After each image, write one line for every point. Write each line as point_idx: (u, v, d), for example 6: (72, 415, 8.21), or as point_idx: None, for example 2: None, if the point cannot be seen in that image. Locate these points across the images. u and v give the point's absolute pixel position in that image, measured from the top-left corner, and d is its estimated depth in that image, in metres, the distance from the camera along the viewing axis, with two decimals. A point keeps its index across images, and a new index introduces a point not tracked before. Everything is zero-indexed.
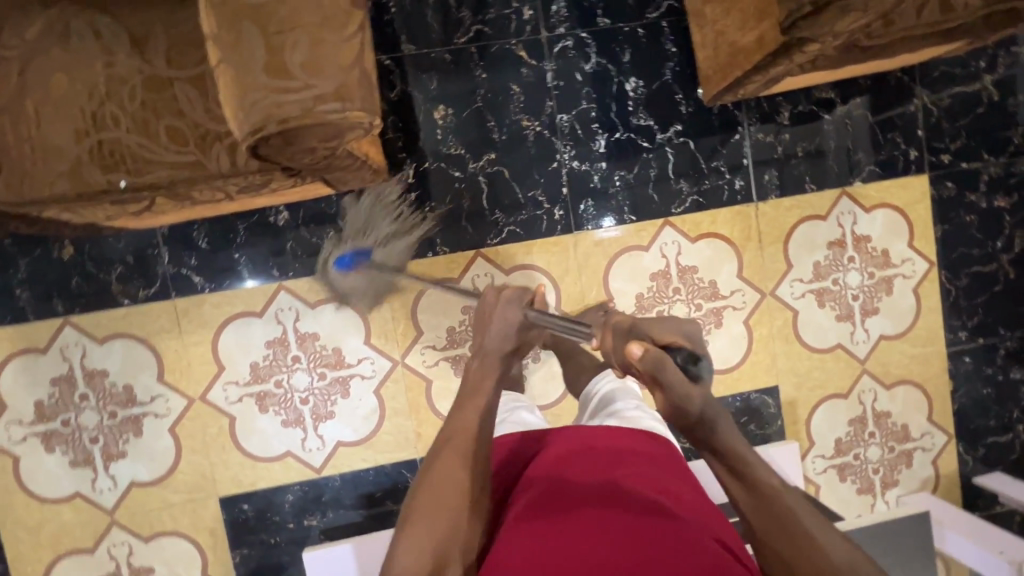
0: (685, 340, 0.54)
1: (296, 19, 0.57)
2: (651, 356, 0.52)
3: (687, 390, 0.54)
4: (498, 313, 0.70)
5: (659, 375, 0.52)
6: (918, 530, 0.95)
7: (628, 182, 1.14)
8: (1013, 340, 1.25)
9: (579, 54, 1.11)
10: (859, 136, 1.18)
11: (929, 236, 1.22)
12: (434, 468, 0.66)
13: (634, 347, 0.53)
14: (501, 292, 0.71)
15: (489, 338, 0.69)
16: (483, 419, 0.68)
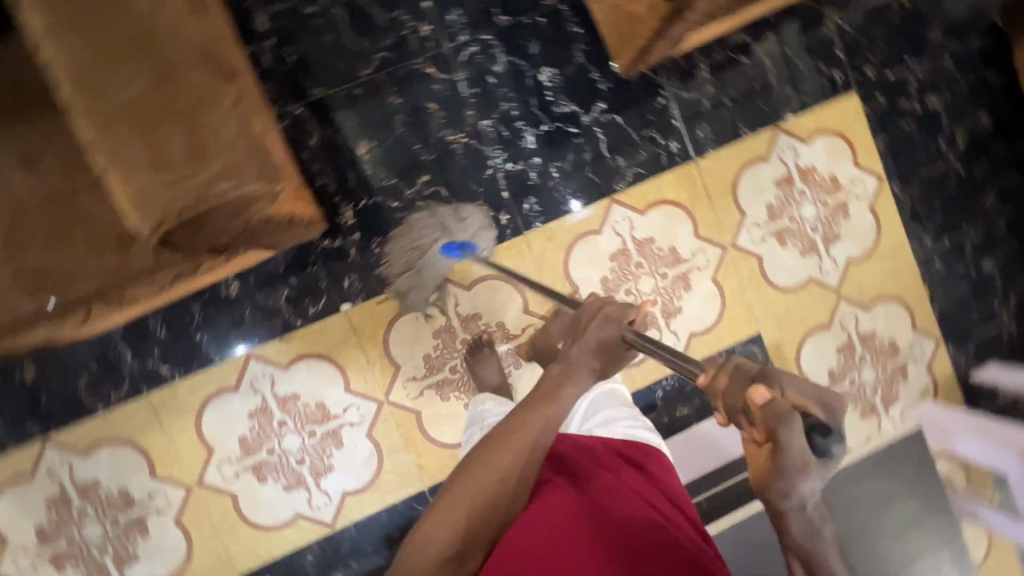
0: (815, 406, 0.53)
1: (167, 110, 0.63)
2: (777, 411, 0.52)
3: (805, 461, 0.53)
4: (598, 324, 0.69)
5: (781, 431, 0.51)
6: None
7: (567, 171, 1.13)
8: (978, 232, 1.25)
9: (486, 57, 1.10)
10: (781, 71, 1.18)
11: (873, 152, 1.22)
12: (483, 463, 0.64)
13: (762, 392, 0.53)
14: (603, 307, 0.70)
15: (584, 344, 0.68)
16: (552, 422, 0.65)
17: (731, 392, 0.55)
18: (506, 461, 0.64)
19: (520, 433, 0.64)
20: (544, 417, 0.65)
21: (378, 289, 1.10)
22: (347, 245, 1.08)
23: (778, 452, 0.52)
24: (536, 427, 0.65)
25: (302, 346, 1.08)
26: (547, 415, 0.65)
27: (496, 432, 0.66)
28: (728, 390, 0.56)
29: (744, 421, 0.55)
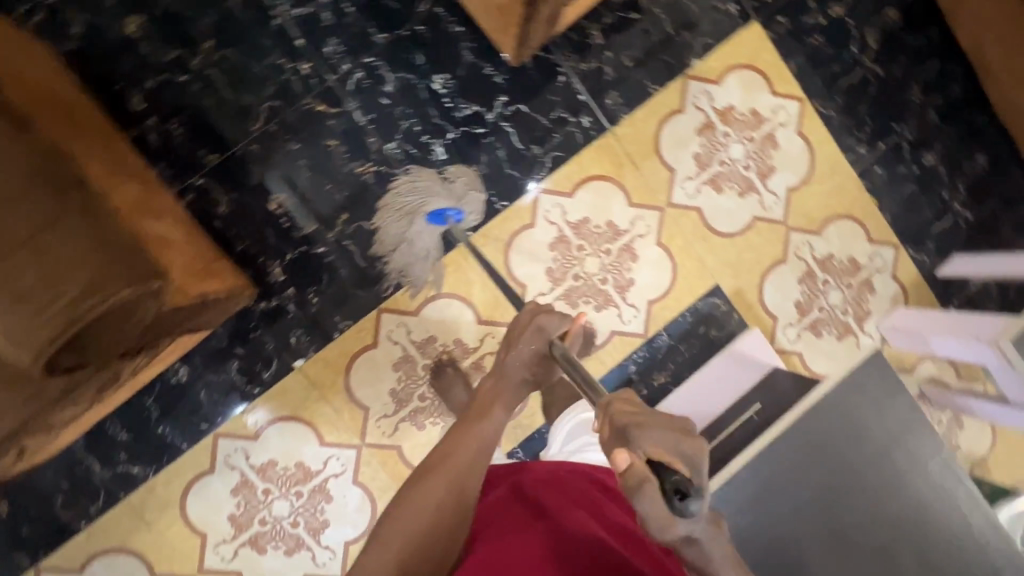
0: (677, 466, 0.55)
1: (12, 249, 0.62)
2: (633, 474, 0.55)
3: (671, 525, 0.54)
4: (527, 333, 0.80)
5: (634, 499, 0.54)
6: (877, 376, 0.87)
7: (484, 173, 1.11)
8: (911, 129, 1.23)
9: (374, 80, 1.07)
10: (675, 18, 1.15)
11: (787, 76, 1.19)
12: (418, 493, 0.69)
13: (620, 457, 0.57)
14: (536, 316, 0.81)
15: (517, 352, 0.80)
16: (482, 438, 0.74)
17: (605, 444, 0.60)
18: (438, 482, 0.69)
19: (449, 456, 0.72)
20: (473, 435, 0.74)
21: (327, 337, 1.08)
22: (284, 302, 1.06)
23: (643, 519, 0.55)
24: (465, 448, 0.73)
25: (266, 413, 1.07)
26: (477, 434, 0.75)
27: (431, 460, 0.73)
28: (606, 442, 0.61)
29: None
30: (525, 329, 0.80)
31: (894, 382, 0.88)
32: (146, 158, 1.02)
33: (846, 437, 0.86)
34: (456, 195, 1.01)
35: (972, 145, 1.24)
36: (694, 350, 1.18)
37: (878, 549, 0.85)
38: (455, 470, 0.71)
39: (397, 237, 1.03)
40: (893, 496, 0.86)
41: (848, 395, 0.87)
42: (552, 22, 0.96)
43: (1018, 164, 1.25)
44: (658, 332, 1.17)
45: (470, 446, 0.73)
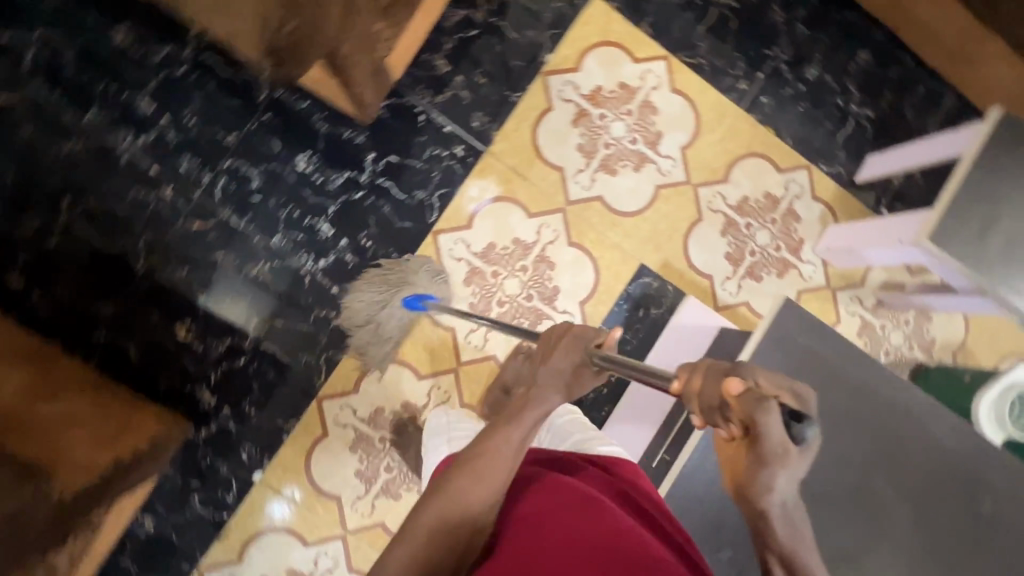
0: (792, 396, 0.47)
1: None
2: (753, 404, 0.45)
3: (783, 453, 0.46)
4: (565, 349, 0.66)
5: (759, 422, 0.45)
6: (796, 321, 0.82)
7: (378, 233, 1.09)
8: (784, 49, 1.21)
9: (239, 181, 1.06)
10: (514, 20, 1.12)
11: (644, 39, 1.16)
12: (449, 491, 0.61)
13: (734, 381, 0.46)
14: (569, 330, 0.67)
15: (552, 362, 0.66)
16: (518, 443, 0.64)
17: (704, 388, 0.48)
18: (470, 486, 0.61)
19: (482, 455, 0.63)
20: (505, 442, 0.64)
21: (277, 442, 1.07)
22: (224, 423, 1.06)
23: (760, 442, 0.46)
24: (499, 451, 0.63)
25: (242, 533, 1.07)
26: (507, 439, 0.64)
27: (463, 455, 0.64)
28: (697, 394, 0.49)
29: (718, 419, 0.48)
30: (561, 344, 0.66)
31: (811, 322, 0.82)
32: (40, 331, 1.01)
33: (815, 398, 0.81)
34: (429, 281, 1.07)
35: (849, 45, 1.22)
36: (641, 335, 1.16)
37: (846, 497, 0.82)
38: (490, 470, 0.62)
39: (366, 314, 1.06)
40: (847, 444, 0.82)
41: (786, 348, 0.81)
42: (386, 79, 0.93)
43: (900, 48, 1.23)
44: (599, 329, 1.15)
45: (500, 456, 0.63)
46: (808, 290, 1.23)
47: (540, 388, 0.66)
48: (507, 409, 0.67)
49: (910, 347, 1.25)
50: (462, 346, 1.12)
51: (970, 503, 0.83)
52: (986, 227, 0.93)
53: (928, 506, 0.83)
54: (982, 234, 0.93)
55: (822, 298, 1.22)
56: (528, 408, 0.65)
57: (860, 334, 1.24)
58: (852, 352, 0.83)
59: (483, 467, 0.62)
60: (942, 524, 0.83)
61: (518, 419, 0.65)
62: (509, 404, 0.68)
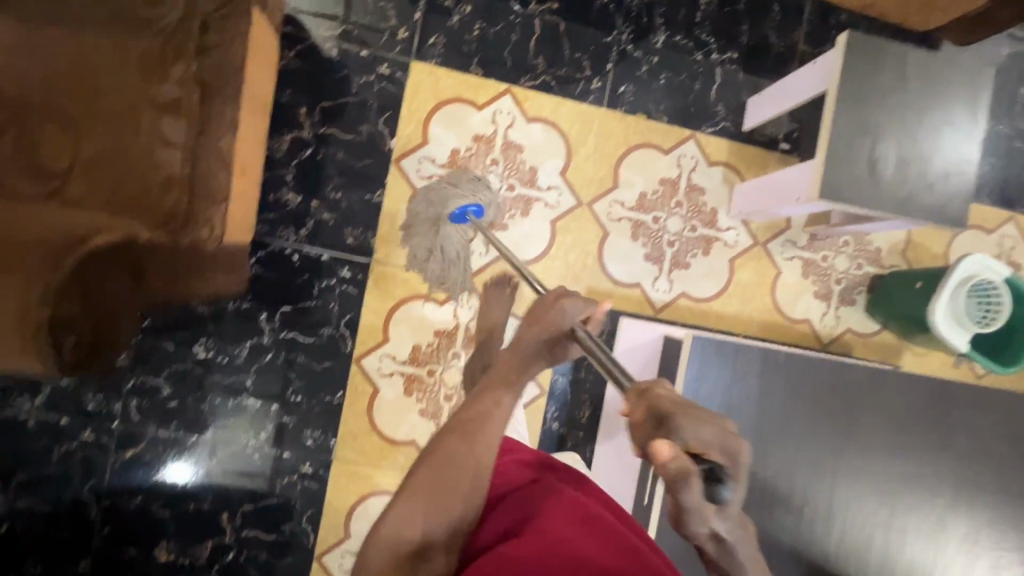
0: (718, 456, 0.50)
1: None
2: (674, 469, 0.48)
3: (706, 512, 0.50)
4: (550, 315, 0.76)
5: (676, 489, 0.48)
6: (712, 352, 0.80)
7: (303, 384, 1.07)
8: (624, 28, 1.13)
9: (150, 393, 1.04)
10: (344, 121, 1.06)
11: (479, 83, 1.10)
12: (443, 456, 0.61)
13: (663, 445, 0.48)
14: (559, 299, 0.77)
15: (535, 326, 0.76)
16: (506, 405, 0.68)
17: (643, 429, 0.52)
18: (470, 448, 0.62)
19: (479, 419, 0.66)
20: (500, 404, 0.68)
21: None
22: None
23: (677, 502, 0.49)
24: (493, 409, 0.67)
25: None
26: (502, 401, 0.68)
27: (455, 421, 0.66)
28: (637, 429, 0.53)
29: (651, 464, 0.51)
30: (547, 320, 0.76)
31: (726, 348, 0.80)
32: None
33: (775, 417, 0.80)
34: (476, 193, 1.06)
35: None
36: (593, 368, 1.15)
37: (817, 492, 0.81)
38: (486, 437, 0.64)
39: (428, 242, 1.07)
40: (801, 441, 0.81)
41: (726, 373, 0.80)
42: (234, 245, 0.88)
43: None
44: (552, 379, 1.14)
45: (495, 418, 0.66)
46: (739, 254, 1.19)
47: (527, 348, 0.74)
48: (495, 368, 0.73)
49: (858, 266, 1.22)
50: None
51: (931, 446, 0.84)
52: (874, 158, 0.89)
53: (896, 466, 0.83)
54: (873, 166, 0.89)
55: (755, 256, 1.19)
56: (518, 376, 0.72)
57: (805, 275, 1.21)
58: (778, 355, 0.81)
59: (478, 435, 0.63)
60: (912, 478, 0.83)
61: (505, 382, 0.71)
62: (494, 367, 0.74)
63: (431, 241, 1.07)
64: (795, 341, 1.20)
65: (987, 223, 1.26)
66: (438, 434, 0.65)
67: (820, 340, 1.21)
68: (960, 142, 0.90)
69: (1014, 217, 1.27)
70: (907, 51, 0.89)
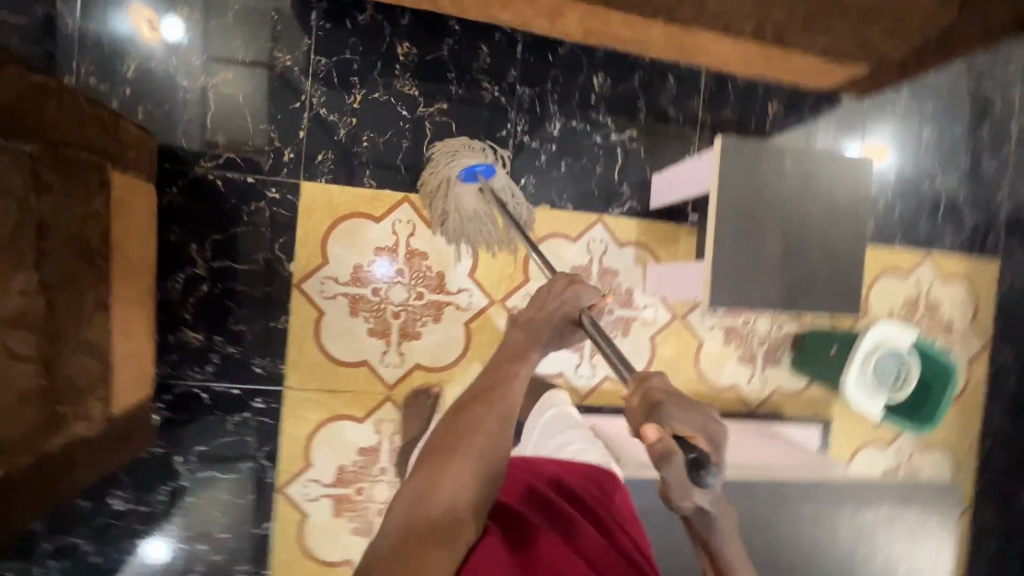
0: (707, 445, 0.46)
1: None
2: (658, 443, 0.45)
3: (689, 489, 0.45)
4: (558, 301, 0.77)
5: (663, 469, 0.44)
6: None
7: (229, 520, 1.06)
8: (517, 119, 1.12)
9: (67, 553, 1.01)
10: (241, 252, 1.04)
11: (374, 194, 1.08)
12: (466, 421, 0.64)
13: (650, 430, 0.46)
14: (569, 283, 0.78)
15: (548, 308, 0.77)
16: (520, 380, 0.71)
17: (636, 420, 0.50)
18: (490, 415, 0.65)
19: (501, 389, 0.69)
20: (518, 374, 0.71)
21: None
22: None
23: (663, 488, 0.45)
24: (508, 384, 0.70)
25: None
26: (513, 374, 0.71)
27: (476, 390, 0.69)
28: (633, 417, 0.51)
29: None
30: (560, 294, 0.77)
31: None
32: None
33: None
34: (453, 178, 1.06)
35: (578, 78, 1.13)
36: None
37: None
38: (500, 408, 0.66)
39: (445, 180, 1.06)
40: None
41: None
42: (125, 408, 0.88)
43: (629, 54, 1.14)
44: None
45: (509, 390, 0.69)
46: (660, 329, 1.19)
47: (534, 329, 0.76)
48: (508, 343, 0.76)
49: (780, 325, 1.22)
50: None
51: (840, 550, 0.86)
52: (756, 260, 0.89)
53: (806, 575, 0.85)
54: (754, 268, 0.89)
55: (675, 330, 1.19)
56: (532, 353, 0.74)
57: (728, 342, 1.20)
58: None
59: (502, 399, 0.67)
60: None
61: (526, 359, 0.73)
62: (508, 345, 0.76)
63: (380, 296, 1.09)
64: (724, 409, 1.20)
65: (903, 266, 1.27)
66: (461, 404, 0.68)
67: (749, 403, 1.21)
68: (840, 219, 0.91)
69: (929, 257, 1.28)
70: (784, 149, 0.88)
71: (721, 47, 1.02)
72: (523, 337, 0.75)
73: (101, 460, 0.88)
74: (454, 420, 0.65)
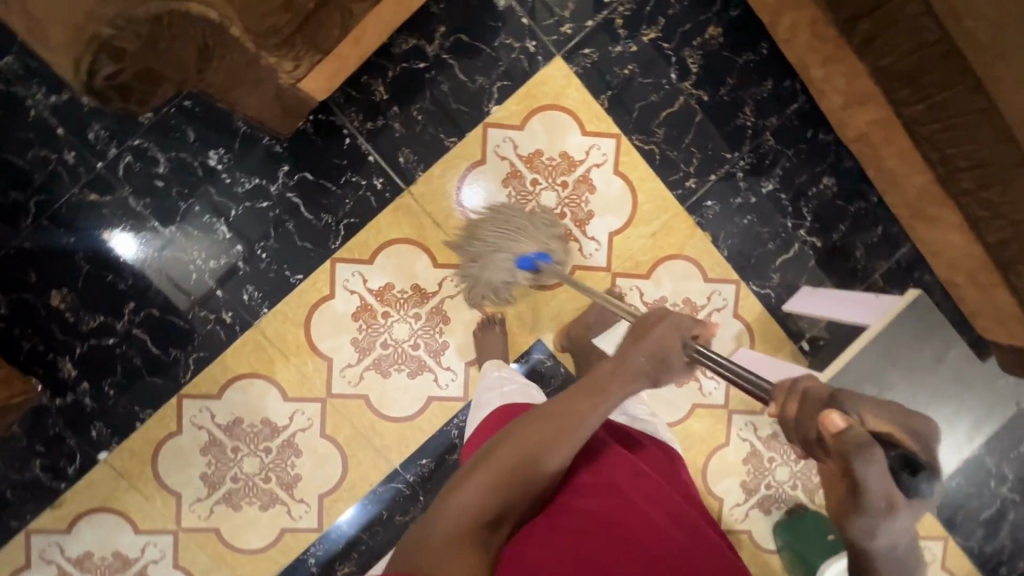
0: (904, 438, 0.46)
1: None
2: (856, 437, 0.44)
3: (895, 496, 0.44)
4: (661, 330, 0.68)
5: (858, 463, 0.44)
6: None
7: (275, 246, 1.07)
8: (746, 155, 1.15)
9: (145, 161, 1.04)
10: (469, 64, 1.07)
11: (599, 112, 1.11)
12: (527, 435, 0.62)
13: (835, 415, 0.46)
14: (667, 316, 0.69)
15: (652, 338, 0.67)
16: (602, 410, 0.64)
17: (808, 414, 0.51)
18: (548, 430, 0.62)
19: (574, 412, 0.63)
20: (590, 403, 0.64)
21: (128, 428, 1.07)
22: (80, 397, 1.06)
23: (857, 489, 0.44)
24: (583, 408, 0.64)
25: (78, 505, 1.07)
26: (592, 404, 0.64)
27: (547, 406, 0.65)
28: (807, 417, 0.51)
29: (821, 453, 0.49)
30: (655, 326, 0.68)
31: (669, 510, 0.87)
32: None
33: None
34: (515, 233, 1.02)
35: (815, 166, 1.16)
36: None
37: None
38: (570, 432, 0.63)
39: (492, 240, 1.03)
40: None
41: None
42: (309, 85, 0.88)
43: (867, 184, 1.17)
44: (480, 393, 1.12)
45: (585, 421, 0.63)
46: (703, 404, 1.20)
47: (630, 364, 0.66)
48: (594, 373, 0.66)
49: (794, 485, 1.21)
50: (336, 378, 1.10)
51: None
52: None
53: None
54: None
55: (715, 415, 1.19)
56: (617, 393, 0.65)
57: (746, 461, 1.20)
58: None
59: (573, 424, 0.63)
60: None
61: (607, 388, 0.65)
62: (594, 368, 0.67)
63: (534, 188, 1.11)
64: None
65: (920, 527, 1.27)
66: (531, 413, 0.65)
67: (718, 521, 1.21)
68: (944, 439, 0.92)
69: (945, 539, 1.28)
70: (952, 344, 0.90)
71: (953, 237, 1.03)
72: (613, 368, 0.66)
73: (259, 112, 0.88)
74: (517, 429, 0.64)
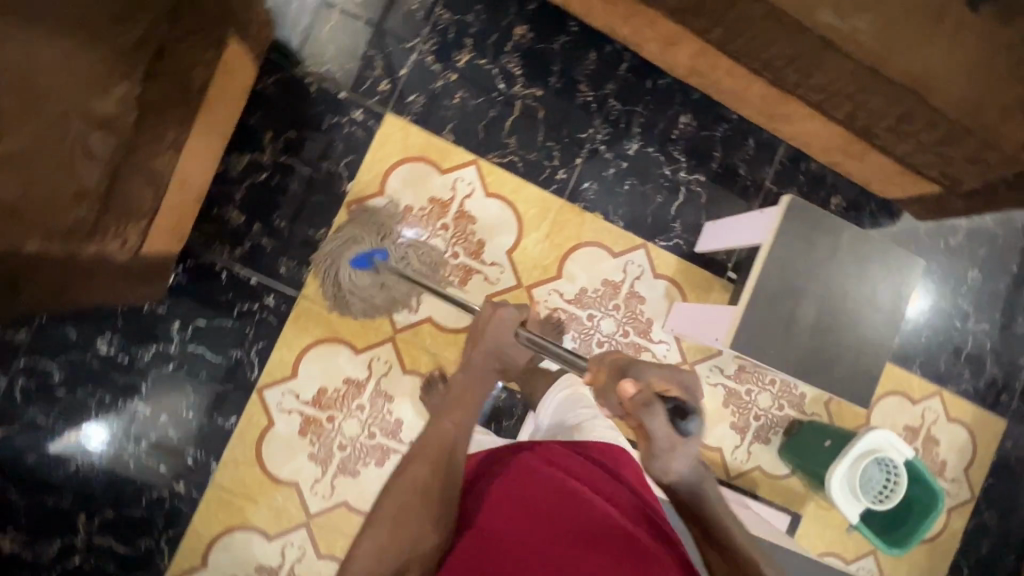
0: (680, 392, 0.62)
1: None
2: (640, 398, 0.61)
3: (672, 437, 0.60)
4: (492, 327, 0.75)
5: (642, 415, 0.60)
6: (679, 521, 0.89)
7: (198, 401, 1.06)
8: (600, 128, 1.16)
9: (38, 376, 1.02)
10: (308, 155, 1.08)
11: (448, 148, 1.12)
12: (407, 481, 0.65)
13: (628, 385, 0.62)
14: (497, 313, 0.76)
15: (489, 336, 0.75)
16: (466, 425, 0.70)
17: (633, 402, 0.61)
18: (424, 469, 0.66)
19: (443, 443, 0.68)
20: (457, 422, 0.70)
21: None
22: None
23: (647, 438, 0.61)
24: (448, 432, 0.69)
25: None
26: (455, 425, 0.70)
27: (418, 445, 0.68)
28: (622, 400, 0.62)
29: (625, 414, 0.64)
30: (493, 321, 0.76)
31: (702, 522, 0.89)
32: None
33: None
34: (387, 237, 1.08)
35: (667, 111, 1.18)
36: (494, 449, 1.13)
37: None
38: (445, 466, 0.66)
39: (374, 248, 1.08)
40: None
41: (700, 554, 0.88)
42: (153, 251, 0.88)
43: (721, 107, 1.20)
44: None
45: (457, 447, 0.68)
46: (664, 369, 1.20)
47: (474, 367, 0.74)
48: (454, 391, 0.73)
49: (779, 406, 1.22)
50: (309, 498, 1.08)
51: None
52: (790, 318, 0.90)
53: None
54: (786, 326, 0.90)
55: None
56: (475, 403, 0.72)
57: (726, 403, 1.21)
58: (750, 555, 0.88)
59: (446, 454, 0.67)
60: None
61: (463, 404, 0.72)
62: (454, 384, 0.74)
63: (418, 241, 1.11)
64: None
65: (913, 392, 1.28)
66: (407, 456, 0.68)
67: (726, 470, 1.21)
68: (876, 316, 0.92)
69: (941, 393, 1.29)
70: (842, 228, 0.91)
71: (811, 125, 1.06)
72: (465, 382, 0.74)
73: (114, 295, 0.88)
74: (397, 479, 0.65)
